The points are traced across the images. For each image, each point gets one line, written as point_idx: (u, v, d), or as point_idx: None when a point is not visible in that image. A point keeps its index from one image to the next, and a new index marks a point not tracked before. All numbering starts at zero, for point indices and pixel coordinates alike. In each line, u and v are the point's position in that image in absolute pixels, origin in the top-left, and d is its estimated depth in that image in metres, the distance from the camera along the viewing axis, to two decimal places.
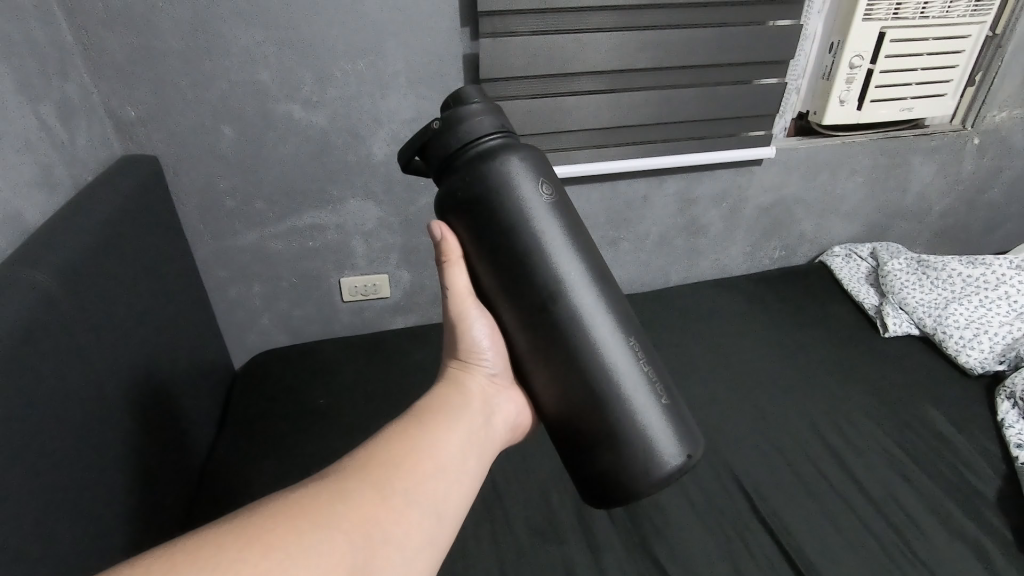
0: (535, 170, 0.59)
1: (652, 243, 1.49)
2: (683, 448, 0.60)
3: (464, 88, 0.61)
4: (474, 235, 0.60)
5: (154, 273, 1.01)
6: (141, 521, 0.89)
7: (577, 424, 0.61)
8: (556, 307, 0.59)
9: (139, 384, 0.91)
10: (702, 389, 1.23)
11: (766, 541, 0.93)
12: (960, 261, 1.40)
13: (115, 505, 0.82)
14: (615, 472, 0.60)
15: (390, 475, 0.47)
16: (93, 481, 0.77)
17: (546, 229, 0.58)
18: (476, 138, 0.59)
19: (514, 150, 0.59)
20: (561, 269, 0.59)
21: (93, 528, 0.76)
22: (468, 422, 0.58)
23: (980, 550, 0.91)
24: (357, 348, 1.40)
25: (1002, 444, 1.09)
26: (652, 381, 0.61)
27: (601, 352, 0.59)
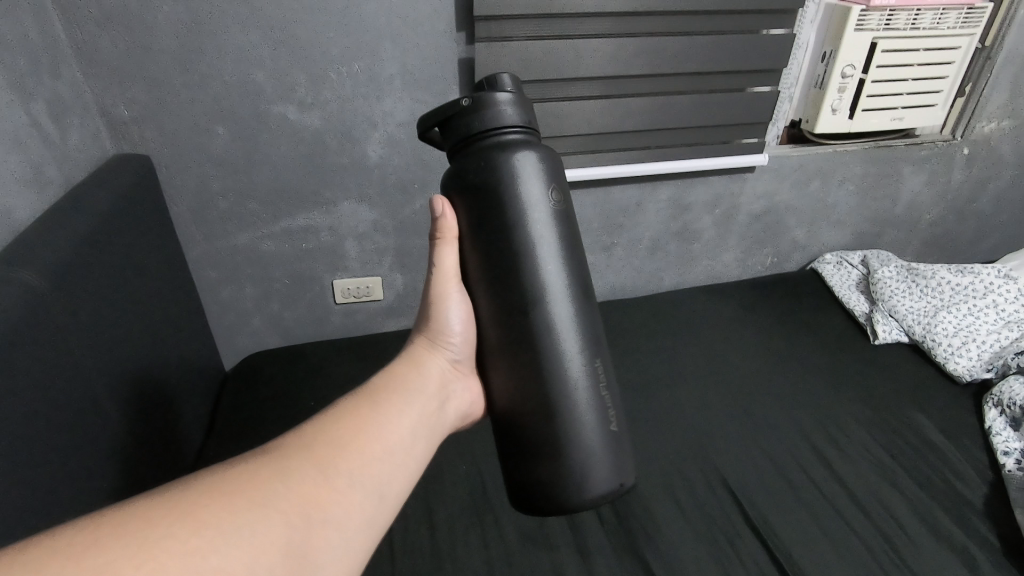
0: (546, 173, 0.59)
1: (645, 248, 1.50)
2: (617, 476, 0.61)
3: (500, 74, 0.60)
4: (473, 220, 0.60)
5: (144, 274, 1.00)
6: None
7: (526, 431, 0.61)
8: (534, 312, 0.59)
9: (127, 385, 0.91)
10: (694, 394, 1.23)
11: (756, 546, 0.93)
12: (949, 270, 1.42)
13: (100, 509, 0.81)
14: (550, 485, 0.61)
15: (333, 455, 0.47)
16: (79, 483, 0.76)
17: (543, 234, 0.58)
18: (499, 127, 0.59)
19: (533, 147, 0.59)
20: (546, 277, 0.59)
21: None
22: (418, 405, 0.57)
23: (968, 556, 0.92)
24: (348, 350, 1.39)
25: (990, 451, 1.10)
26: (605, 407, 0.62)
27: (566, 365, 0.60)
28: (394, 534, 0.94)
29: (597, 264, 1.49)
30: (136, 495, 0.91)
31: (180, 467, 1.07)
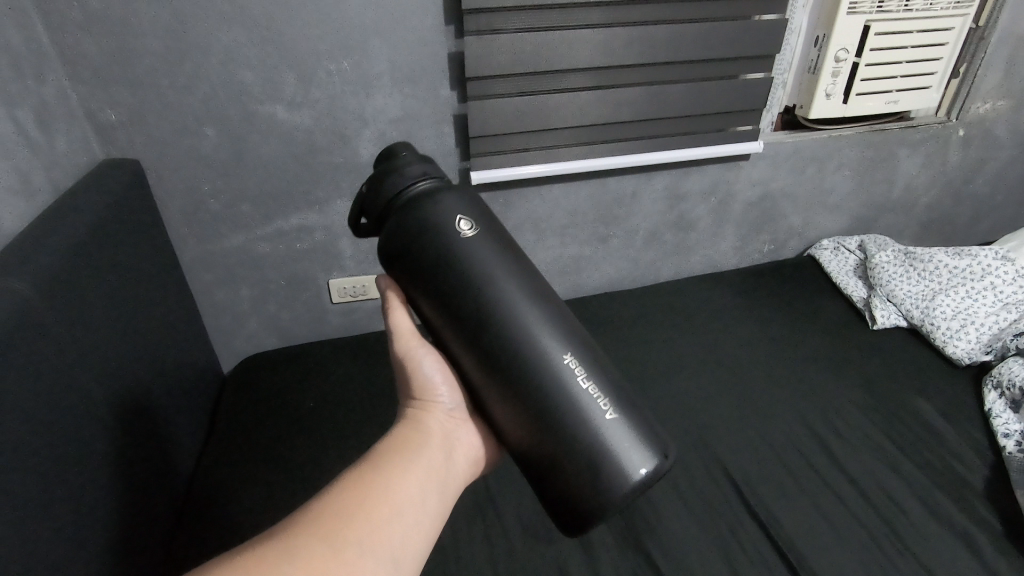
0: (455, 207, 0.64)
1: (642, 239, 1.49)
2: (642, 459, 0.60)
3: (394, 151, 0.70)
4: (408, 277, 0.65)
5: (137, 279, 0.99)
6: (130, 533, 0.88)
7: (534, 447, 0.62)
8: (489, 333, 0.62)
9: (124, 392, 0.90)
10: (694, 384, 1.23)
11: (757, 533, 0.93)
12: (946, 252, 1.40)
13: (102, 517, 0.81)
14: (577, 491, 0.60)
15: (341, 528, 0.51)
16: (78, 492, 0.76)
17: (474, 263, 0.62)
18: (403, 189, 0.66)
19: (436, 192, 0.66)
20: (492, 297, 0.62)
21: (80, 542, 0.75)
22: (425, 462, 0.61)
23: (969, 539, 0.92)
24: (346, 350, 1.39)
25: (990, 433, 1.10)
26: (599, 395, 0.61)
27: (542, 372, 0.61)
28: None
29: (594, 257, 1.49)
30: (138, 502, 0.91)
31: (181, 472, 1.07)
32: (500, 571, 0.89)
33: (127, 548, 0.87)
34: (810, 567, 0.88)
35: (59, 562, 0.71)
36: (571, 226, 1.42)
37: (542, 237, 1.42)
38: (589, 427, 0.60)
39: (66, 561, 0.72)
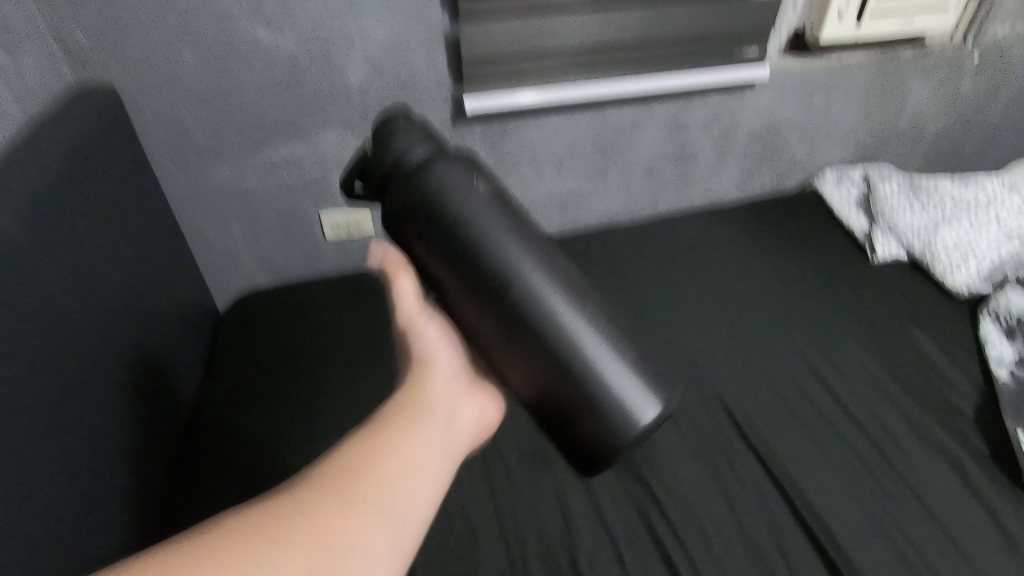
0: (462, 165, 0.64)
1: (641, 172, 1.46)
2: (654, 400, 0.62)
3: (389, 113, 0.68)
4: (416, 236, 0.63)
5: (124, 216, 0.97)
6: (131, 467, 0.89)
7: (551, 403, 0.62)
8: (504, 287, 0.60)
9: (116, 326, 0.89)
10: (691, 317, 1.23)
11: (750, 460, 0.96)
12: (953, 183, 1.37)
13: (101, 452, 0.82)
14: (596, 439, 0.61)
15: (347, 487, 0.50)
16: (75, 424, 0.76)
17: (485, 220, 0.61)
18: (405, 148, 0.65)
19: (439, 154, 0.64)
20: (505, 251, 0.61)
21: (80, 477, 0.76)
22: (429, 420, 0.58)
23: (955, 461, 0.95)
24: (337, 287, 1.36)
25: (983, 362, 1.11)
26: (614, 343, 0.62)
27: (560, 322, 0.61)
28: None
29: (592, 191, 1.46)
30: (137, 438, 0.92)
31: (179, 408, 1.09)
32: (500, 496, 0.91)
33: (132, 484, 0.88)
34: (802, 492, 0.91)
35: (64, 492, 0.72)
36: (568, 158, 1.38)
37: (539, 170, 1.38)
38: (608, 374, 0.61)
39: (70, 491, 0.73)
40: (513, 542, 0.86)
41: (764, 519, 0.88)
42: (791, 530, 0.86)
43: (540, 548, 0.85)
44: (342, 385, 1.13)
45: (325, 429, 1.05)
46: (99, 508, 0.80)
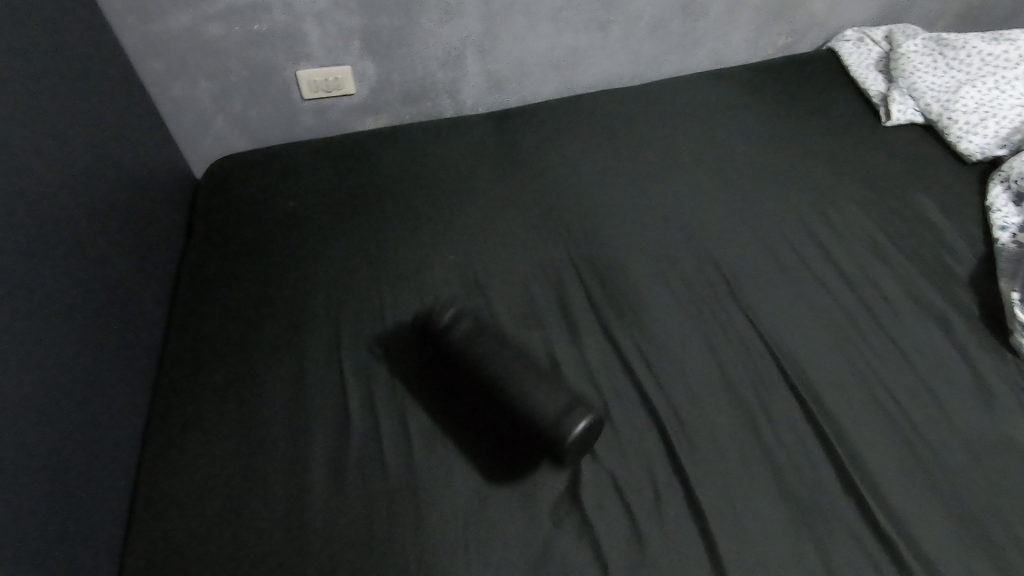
0: (484, 343, 0.82)
1: (646, 27, 1.34)
2: (591, 422, 0.75)
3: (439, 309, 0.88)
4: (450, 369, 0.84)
5: (59, 63, 0.87)
6: (107, 327, 0.87)
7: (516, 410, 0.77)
8: (496, 377, 0.79)
9: (63, 181, 0.83)
10: (690, 182, 1.18)
11: (741, 321, 0.95)
12: (982, 39, 1.29)
13: (67, 314, 0.79)
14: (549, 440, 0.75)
15: None
16: (27, 279, 0.73)
17: (494, 368, 0.80)
18: (444, 330, 0.85)
19: (468, 332, 0.84)
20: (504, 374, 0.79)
21: (43, 332, 0.74)
22: None
23: (944, 320, 0.95)
24: (321, 150, 1.26)
25: (986, 227, 1.09)
26: (575, 414, 0.75)
27: (530, 400, 0.76)
28: (389, 322, 0.96)
29: (591, 48, 1.34)
30: (108, 299, 0.89)
31: (160, 275, 1.05)
32: None
33: (112, 346, 0.88)
34: (789, 350, 0.91)
35: (32, 351, 0.71)
36: (566, 8, 1.26)
37: (533, 22, 1.26)
38: (534, 391, 0.77)
39: (40, 349, 0.73)
40: None
41: (750, 375, 0.89)
42: (777, 384, 0.88)
43: None
44: (328, 248, 1.07)
45: (314, 290, 1.01)
46: (73, 364, 0.79)
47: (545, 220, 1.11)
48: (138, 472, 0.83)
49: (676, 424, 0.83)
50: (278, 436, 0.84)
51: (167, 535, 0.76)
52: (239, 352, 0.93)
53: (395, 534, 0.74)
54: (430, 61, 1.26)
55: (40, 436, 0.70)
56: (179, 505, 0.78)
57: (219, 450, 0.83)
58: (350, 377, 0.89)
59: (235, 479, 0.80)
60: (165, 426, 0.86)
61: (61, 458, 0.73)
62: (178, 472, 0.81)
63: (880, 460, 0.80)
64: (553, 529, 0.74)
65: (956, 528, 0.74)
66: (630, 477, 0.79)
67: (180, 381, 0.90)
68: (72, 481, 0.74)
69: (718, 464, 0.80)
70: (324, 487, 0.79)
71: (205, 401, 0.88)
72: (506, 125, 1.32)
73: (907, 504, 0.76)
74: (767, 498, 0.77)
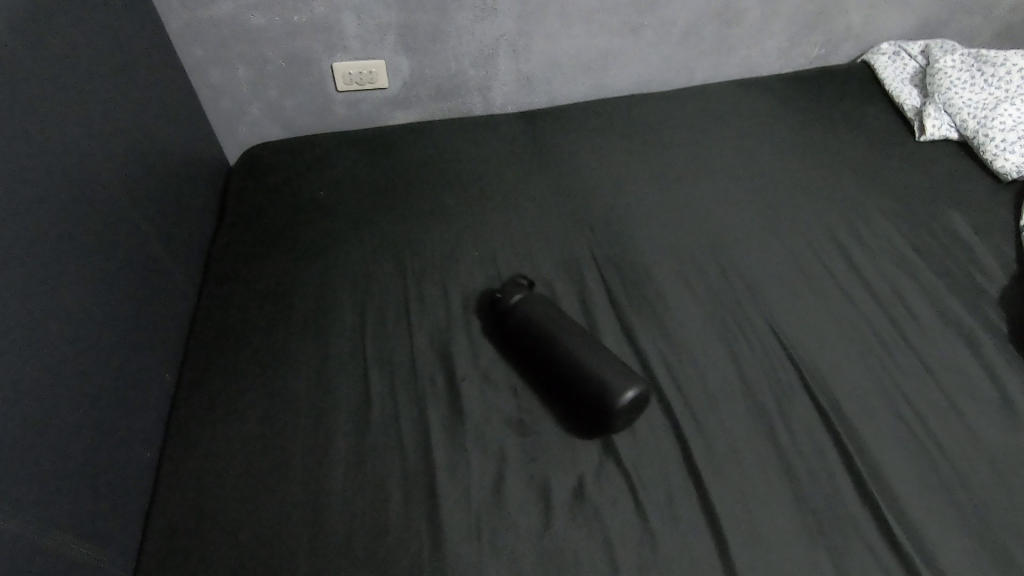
0: (550, 324, 0.88)
1: (679, 33, 1.34)
2: (636, 392, 0.80)
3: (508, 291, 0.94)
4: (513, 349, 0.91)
5: (105, 45, 0.90)
6: (138, 304, 0.90)
7: (572, 385, 0.83)
8: (557, 355, 0.85)
9: (103, 159, 0.86)
10: (717, 188, 1.18)
11: (763, 329, 0.95)
12: (1023, 57, 1.27)
13: (101, 289, 0.82)
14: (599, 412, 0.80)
15: None
16: (65, 251, 0.75)
17: (556, 346, 0.86)
18: (513, 311, 0.91)
19: (535, 313, 0.90)
20: (565, 351, 0.85)
21: (77, 304, 0.76)
22: None
23: (971, 337, 0.94)
24: (352, 141, 1.28)
25: (1019, 247, 1.07)
26: (622, 388, 0.80)
27: (586, 375, 0.82)
28: (412, 313, 0.97)
29: (623, 50, 1.35)
30: (141, 277, 0.92)
31: (191, 256, 1.08)
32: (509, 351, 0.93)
33: (144, 321, 0.91)
34: (811, 360, 0.91)
35: (66, 321, 0.73)
36: (601, 11, 1.26)
37: (567, 23, 1.27)
38: (588, 367, 0.82)
39: (75, 321, 0.75)
40: (522, 390, 0.88)
41: (770, 382, 0.88)
42: (797, 393, 0.87)
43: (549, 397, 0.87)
44: (355, 237, 1.09)
45: (340, 278, 1.02)
46: (105, 337, 0.81)
47: (570, 219, 1.12)
48: (163, 445, 0.85)
49: (694, 427, 0.83)
50: (301, 417, 0.85)
51: (189, 507, 0.78)
52: (267, 334, 0.95)
53: (410, 519, 0.75)
54: (463, 58, 1.28)
55: (73, 404, 0.73)
56: (202, 479, 0.80)
57: (243, 428, 0.85)
58: (373, 364, 0.91)
59: (257, 456, 0.82)
60: (191, 402, 0.88)
61: (92, 427, 0.76)
62: (203, 447, 0.83)
63: (899, 475, 0.79)
64: (566, 522, 0.75)
65: (975, 547, 0.73)
66: (645, 477, 0.79)
67: (206, 360, 0.93)
68: (101, 448, 0.77)
69: (734, 469, 0.79)
70: (342, 469, 0.80)
71: (232, 380, 0.90)
72: (535, 124, 1.33)
73: (925, 519, 0.75)
74: (783, 506, 0.76)
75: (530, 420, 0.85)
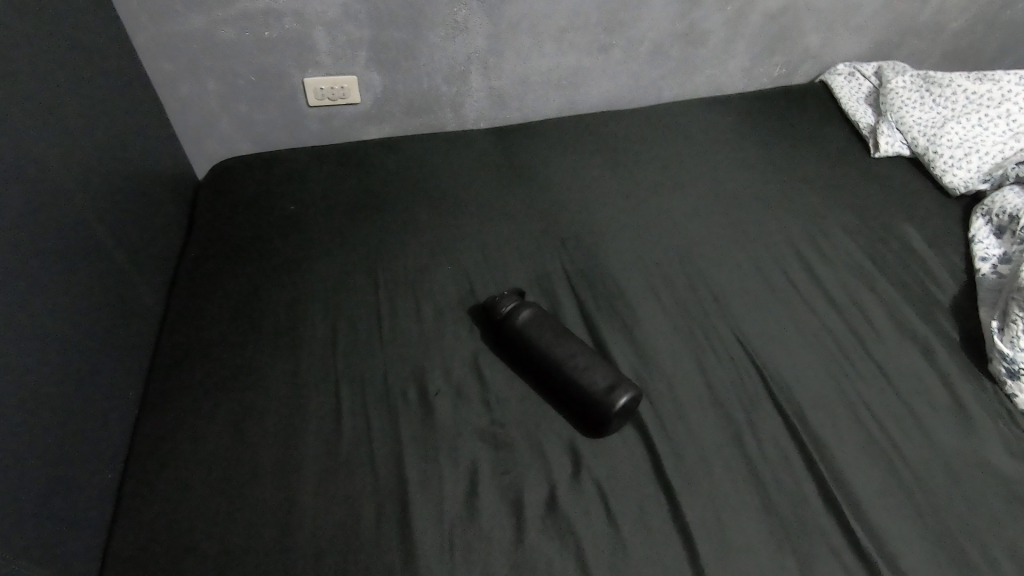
0: (545, 332, 0.90)
1: (646, 53, 1.38)
2: (632, 397, 0.82)
3: (503, 299, 0.94)
4: (510, 353, 0.93)
5: (72, 60, 0.89)
6: (102, 321, 0.88)
7: (569, 391, 0.85)
8: (553, 362, 0.87)
9: (68, 174, 0.84)
10: (685, 202, 1.21)
11: (730, 339, 0.97)
12: (967, 77, 1.34)
13: (64, 307, 0.79)
14: (596, 417, 0.83)
15: None
16: (27, 269, 0.73)
17: (552, 354, 0.88)
18: (508, 318, 0.92)
19: (529, 321, 0.91)
20: (561, 359, 0.87)
21: (40, 323, 0.74)
22: None
23: (926, 346, 0.98)
24: (325, 155, 1.28)
25: (968, 258, 1.13)
26: (619, 393, 0.82)
27: (582, 382, 0.84)
28: (385, 327, 0.97)
29: (593, 68, 1.38)
30: (105, 294, 0.89)
31: (158, 271, 1.06)
32: (481, 364, 0.93)
33: (108, 339, 0.88)
34: (775, 369, 0.94)
35: (27, 339, 0.71)
36: (570, 30, 1.30)
37: (538, 41, 1.30)
38: (585, 374, 0.85)
39: (36, 339, 0.73)
40: (495, 403, 0.88)
41: (737, 390, 0.91)
42: (763, 402, 0.90)
43: (521, 410, 0.88)
44: (327, 251, 1.08)
45: (311, 291, 1.02)
46: (67, 356, 0.79)
47: (543, 233, 1.13)
48: (127, 463, 0.83)
49: (663, 436, 0.85)
50: (271, 433, 0.84)
51: (154, 527, 0.75)
52: (237, 348, 0.94)
53: (382, 535, 0.75)
54: (435, 74, 1.29)
55: (32, 425, 0.70)
56: (168, 498, 0.78)
57: (212, 445, 0.83)
58: (344, 378, 0.90)
59: (226, 474, 0.80)
60: (158, 419, 0.86)
61: (53, 447, 0.73)
62: (169, 465, 0.81)
63: (861, 479, 0.81)
64: (540, 535, 0.75)
65: (934, 548, 0.76)
66: (616, 487, 0.80)
67: (174, 375, 0.91)
68: (61, 470, 0.74)
69: (703, 478, 0.81)
70: (313, 485, 0.79)
71: (200, 396, 0.88)
72: (507, 139, 1.35)
73: (887, 522, 0.77)
74: (750, 513, 0.78)
75: (502, 433, 0.85)
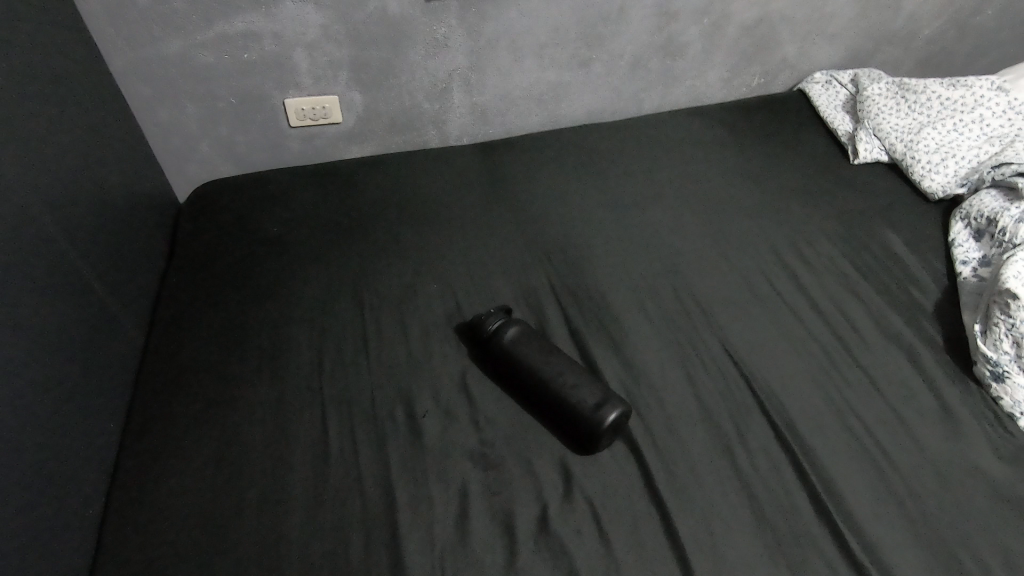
0: (533, 349, 0.89)
1: (626, 66, 1.39)
2: (621, 413, 0.82)
3: (490, 317, 0.93)
4: (497, 371, 0.92)
5: (50, 88, 0.89)
6: (82, 351, 0.86)
7: (558, 408, 0.85)
8: (540, 379, 0.87)
9: (47, 203, 0.83)
10: (668, 213, 1.22)
11: (717, 350, 0.98)
12: (941, 83, 1.36)
13: (46, 340, 0.78)
14: (585, 434, 0.83)
15: None
16: (8, 301, 0.72)
17: (539, 372, 0.87)
18: (495, 336, 0.91)
19: (516, 338, 0.91)
20: (548, 377, 0.86)
21: (20, 357, 0.73)
22: None
23: (911, 350, 0.99)
24: (308, 176, 1.28)
25: (949, 262, 1.14)
26: (607, 410, 0.82)
27: (569, 399, 0.84)
28: (371, 347, 0.96)
29: (574, 82, 1.39)
30: (85, 324, 0.88)
31: (139, 297, 1.04)
32: (469, 383, 0.92)
33: (90, 371, 0.86)
34: (764, 379, 0.94)
35: (8, 374, 0.70)
36: (550, 45, 1.31)
37: (519, 57, 1.30)
38: (573, 392, 0.84)
39: (14, 373, 0.71)
40: (485, 423, 0.87)
41: (726, 403, 0.90)
42: (752, 412, 0.90)
43: (510, 429, 0.87)
44: (310, 274, 1.07)
45: (296, 314, 1.01)
46: (48, 389, 0.77)
47: (529, 248, 1.13)
48: (110, 496, 0.80)
49: (654, 451, 0.84)
50: (257, 463, 0.82)
51: (137, 565, 0.73)
52: (222, 375, 0.92)
53: (371, 562, 0.73)
54: (417, 92, 1.29)
55: (11, 462, 0.68)
56: (152, 533, 0.76)
57: (196, 476, 0.81)
58: (331, 402, 0.89)
59: (212, 504, 0.78)
60: (140, 450, 0.84)
61: (30, 485, 0.71)
62: (151, 498, 0.79)
63: (852, 488, 0.81)
64: (532, 556, 0.74)
65: (926, 554, 0.76)
66: (608, 505, 0.79)
67: (157, 404, 0.89)
68: (41, 508, 0.71)
69: (695, 491, 0.80)
70: (301, 512, 0.77)
71: (182, 427, 0.86)
72: (491, 155, 1.35)
73: (879, 531, 0.77)
74: (743, 526, 0.77)
75: (492, 453, 0.84)
